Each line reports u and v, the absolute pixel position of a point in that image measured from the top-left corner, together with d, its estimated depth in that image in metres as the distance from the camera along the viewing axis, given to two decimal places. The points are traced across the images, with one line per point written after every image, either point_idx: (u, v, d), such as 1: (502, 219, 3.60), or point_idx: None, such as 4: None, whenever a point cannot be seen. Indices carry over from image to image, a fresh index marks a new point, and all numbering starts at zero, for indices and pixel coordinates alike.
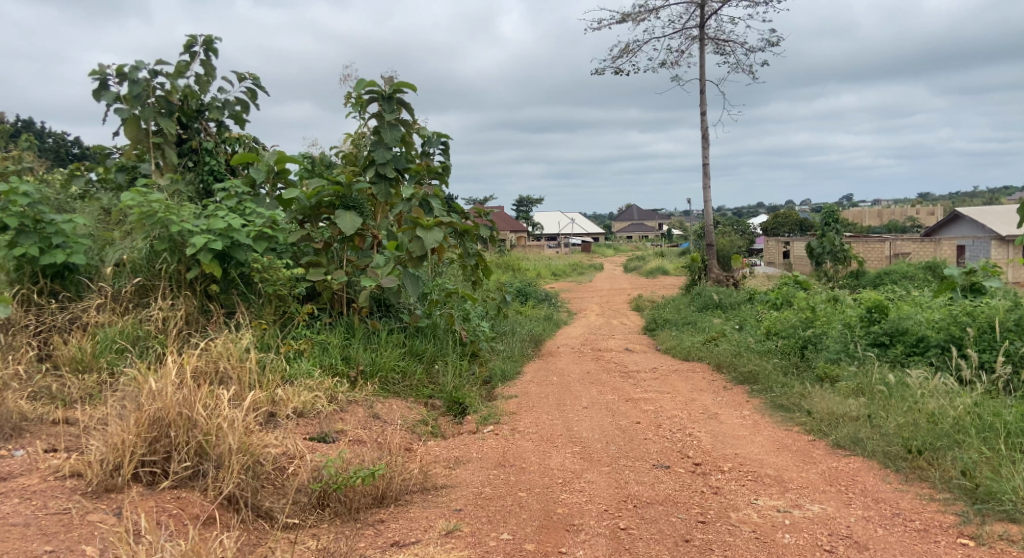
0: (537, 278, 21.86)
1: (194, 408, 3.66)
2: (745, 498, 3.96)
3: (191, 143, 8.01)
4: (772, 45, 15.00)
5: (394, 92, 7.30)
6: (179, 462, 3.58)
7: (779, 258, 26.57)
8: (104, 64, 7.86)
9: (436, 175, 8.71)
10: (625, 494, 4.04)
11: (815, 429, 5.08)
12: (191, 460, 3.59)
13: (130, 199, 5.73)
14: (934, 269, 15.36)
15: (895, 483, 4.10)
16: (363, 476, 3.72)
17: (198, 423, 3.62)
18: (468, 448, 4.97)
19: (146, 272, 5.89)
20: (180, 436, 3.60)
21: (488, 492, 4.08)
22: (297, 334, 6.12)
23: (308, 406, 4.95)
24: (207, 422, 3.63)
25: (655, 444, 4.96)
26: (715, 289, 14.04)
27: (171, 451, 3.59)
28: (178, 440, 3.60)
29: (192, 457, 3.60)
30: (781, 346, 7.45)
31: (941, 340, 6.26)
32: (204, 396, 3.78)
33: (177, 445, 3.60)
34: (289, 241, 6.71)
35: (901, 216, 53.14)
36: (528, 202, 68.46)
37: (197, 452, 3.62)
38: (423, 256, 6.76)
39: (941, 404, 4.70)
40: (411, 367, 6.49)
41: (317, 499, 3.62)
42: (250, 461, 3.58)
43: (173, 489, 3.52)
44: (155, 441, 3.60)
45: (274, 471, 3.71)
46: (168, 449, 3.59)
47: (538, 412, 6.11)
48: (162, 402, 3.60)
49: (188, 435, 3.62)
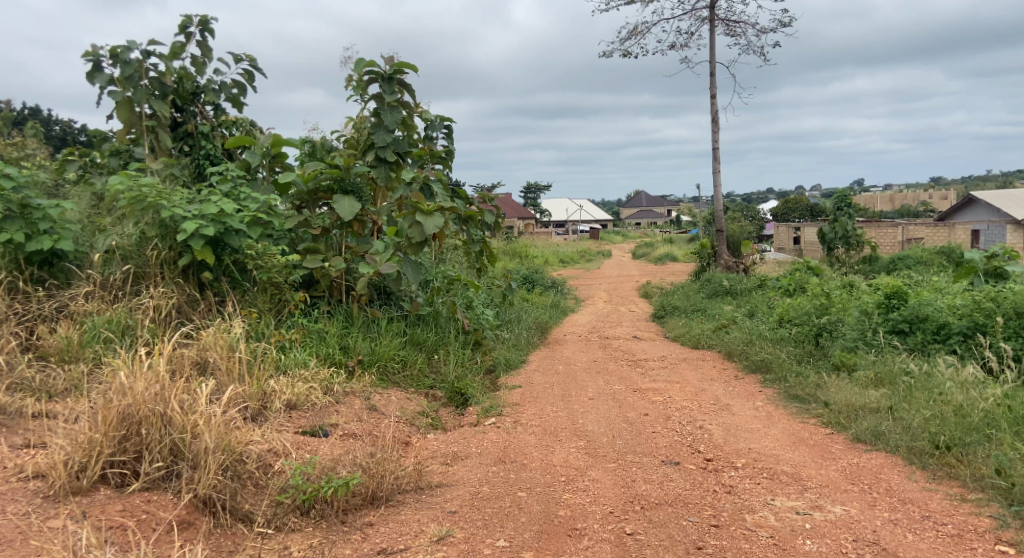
0: (543, 265, 21.58)
1: (168, 404, 3.47)
2: (761, 498, 3.73)
3: (187, 126, 7.73)
4: (784, 26, 14.72)
5: (394, 72, 7.06)
6: (151, 463, 3.38)
7: (790, 243, 26.24)
8: (96, 45, 7.62)
9: (439, 160, 8.48)
10: (632, 494, 3.82)
11: (833, 421, 4.83)
12: (164, 460, 3.40)
13: (119, 183, 5.51)
14: (950, 254, 15.03)
15: (922, 482, 3.85)
16: (336, 486, 3.48)
17: (173, 420, 3.42)
18: (467, 442, 4.75)
19: (137, 259, 5.65)
20: (152, 435, 3.40)
21: (485, 492, 3.86)
22: (293, 323, 5.89)
23: (302, 398, 4.74)
24: (183, 419, 3.43)
25: (664, 438, 4.73)
26: (725, 275, 13.79)
27: (142, 451, 3.39)
28: (151, 439, 3.40)
29: (165, 457, 3.41)
30: (794, 334, 7.19)
31: (964, 327, 6.01)
32: (181, 391, 3.59)
33: (148, 444, 3.40)
34: (285, 227, 6.48)
35: (913, 200, 52.62)
36: (535, 189, 68.03)
37: (171, 452, 3.43)
38: (423, 242, 6.49)
39: (970, 396, 4.46)
40: (412, 356, 6.27)
41: (300, 504, 3.40)
42: (229, 461, 3.39)
43: (145, 492, 3.33)
44: (125, 440, 3.40)
45: (258, 471, 3.51)
46: (139, 448, 3.39)
47: (542, 403, 5.89)
48: (133, 400, 3.39)
49: (161, 433, 3.42)
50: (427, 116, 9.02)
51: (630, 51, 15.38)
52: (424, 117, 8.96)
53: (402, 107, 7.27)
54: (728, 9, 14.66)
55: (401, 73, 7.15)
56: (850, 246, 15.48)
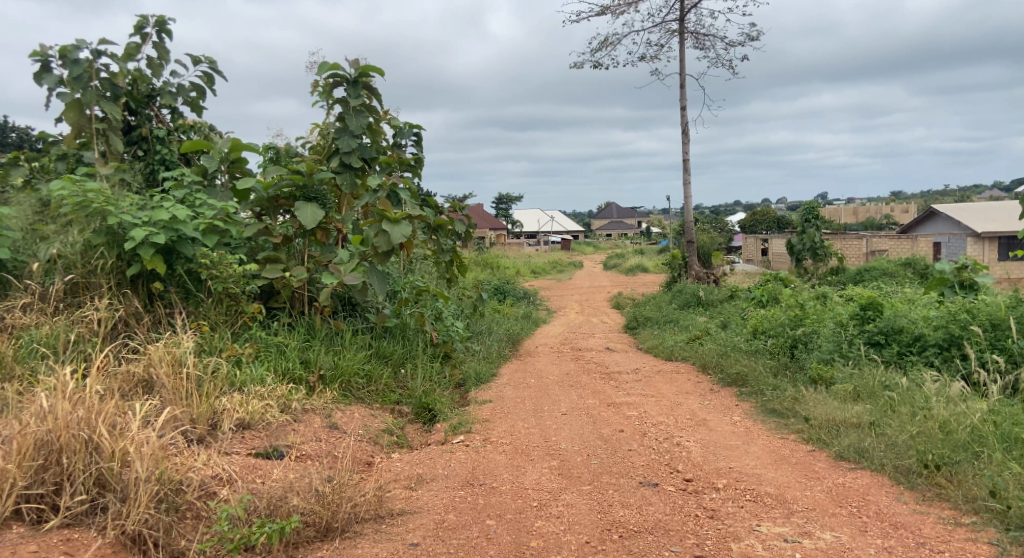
0: (514, 276, 21.38)
1: (95, 429, 3.26)
2: (746, 524, 3.53)
3: (141, 130, 7.39)
4: (752, 39, 14.78)
5: (359, 75, 6.82)
6: (72, 496, 3.14)
7: (758, 255, 26.36)
8: (44, 45, 7.25)
9: (408, 167, 8.23)
10: (608, 520, 3.59)
11: (814, 437, 4.66)
12: (88, 492, 3.15)
13: (62, 190, 5.22)
14: (914, 266, 15.10)
15: (912, 504, 3.68)
16: (269, 532, 3.17)
17: (100, 446, 3.21)
18: (433, 463, 4.48)
19: (81, 268, 5.31)
20: (75, 464, 3.17)
21: (451, 520, 3.61)
22: (250, 337, 5.58)
23: (256, 417, 4.45)
24: (112, 446, 3.21)
25: (641, 456, 4.52)
26: (696, 285, 13.68)
27: (62, 482, 3.14)
28: (73, 469, 3.16)
29: (90, 489, 3.17)
30: (769, 346, 7.07)
31: (940, 339, 5.90)
32: (111, 412, 3.39)
33: (70, 474, 3.16)
34: (243, 235, 6.21)
35: (876, 213, 53.47)
36: (507, 200, 67.95)
37: (97, 483, 3.19)
38: (390, 252, 6.24)
39: (955, 412, 4.33)
40: (377, 371, 5.99)
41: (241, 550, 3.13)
42: (163, 492, 3.17)
43: (63, 529, 3.07)
44: (42, 471, 3.15)
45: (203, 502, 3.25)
46: (59, 479, 3.15)
47: (513, 419, 5.65)
48: (55, 427, 3.18)
49: (85, 462, 3.19)
50: (396, 123, 8.78)
51: (600, 62, 15.33)
52: (393, 124, 8.72)
53: (369, 111, 7.03)
54: (696, 21, 14.64)
55: (368, 77, 6.91)
56: (817, 258, 15.50)
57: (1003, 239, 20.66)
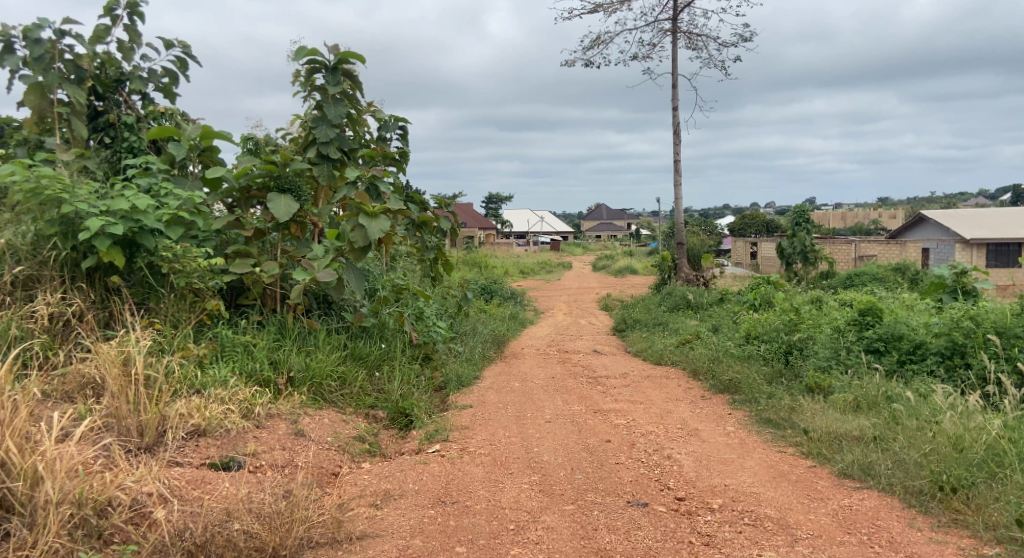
0: (502, 276, 21.02)
1: (3, 444, 2.96)
2: (744, 554, 3.22)
3: (108, 116, 7.00)
4: (746, 39, 14.51)
5: (339, 62, 6.50)
6: None
7: (748, 258, 26.16)
8: (4, 24, 6.84)
9: (392, 162, 7.90)
10: (593, 548, 3.27)
11: (815, 451, 4.37)
12: None
13: (13, 174, 4.79)
14: (905, 271, 14.83)
15: (927, 531, 3.40)
16: None
17: (8, 465, 2.92)
18: (404, 476, 4.14)
19: (31, 259, 4.91)
20: None
21: (418, 545, 3.29)
22: (214, 336, 5.22)
23: (213, 424, 4.12)
24: (21, 462, 2.93)
25: (629, 471, 4.20)
26: (687, 288, 13.37)
27: None
28: None
29: None
30: (763, 352, 6.80)
31: (943, 348, 5.65)
32: (25, 422, 3.11)
33: None
34: (212, 228, 5.83)
35: (865, 218, 53.62)
36: (496, 200, 67.56)
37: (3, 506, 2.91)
38: (367, 247, 5.89)
39: (967, 427, 4.05)
40: (352, 373, 5.65)
41: None
42: (83, 515, 2.95)
43: None
44: None
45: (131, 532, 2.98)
46: None
47: (494, 426, 5.33)
48: None
49: None
50: (380, 116, 8.44)
51: (592, 61, 15.04)
52: (377, 116, 8.38)
53: (348, 101, 6.74)
54: (689, 21, 14.36)
55: (347, 64, 6.60)
56: (808, 262, 15.26)
57: (992, 246, 20.58)
